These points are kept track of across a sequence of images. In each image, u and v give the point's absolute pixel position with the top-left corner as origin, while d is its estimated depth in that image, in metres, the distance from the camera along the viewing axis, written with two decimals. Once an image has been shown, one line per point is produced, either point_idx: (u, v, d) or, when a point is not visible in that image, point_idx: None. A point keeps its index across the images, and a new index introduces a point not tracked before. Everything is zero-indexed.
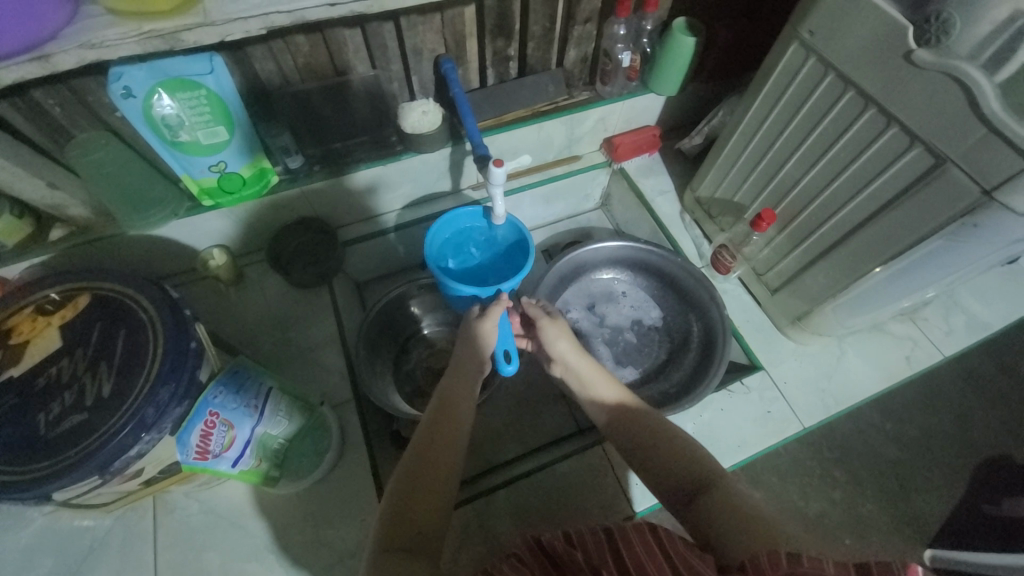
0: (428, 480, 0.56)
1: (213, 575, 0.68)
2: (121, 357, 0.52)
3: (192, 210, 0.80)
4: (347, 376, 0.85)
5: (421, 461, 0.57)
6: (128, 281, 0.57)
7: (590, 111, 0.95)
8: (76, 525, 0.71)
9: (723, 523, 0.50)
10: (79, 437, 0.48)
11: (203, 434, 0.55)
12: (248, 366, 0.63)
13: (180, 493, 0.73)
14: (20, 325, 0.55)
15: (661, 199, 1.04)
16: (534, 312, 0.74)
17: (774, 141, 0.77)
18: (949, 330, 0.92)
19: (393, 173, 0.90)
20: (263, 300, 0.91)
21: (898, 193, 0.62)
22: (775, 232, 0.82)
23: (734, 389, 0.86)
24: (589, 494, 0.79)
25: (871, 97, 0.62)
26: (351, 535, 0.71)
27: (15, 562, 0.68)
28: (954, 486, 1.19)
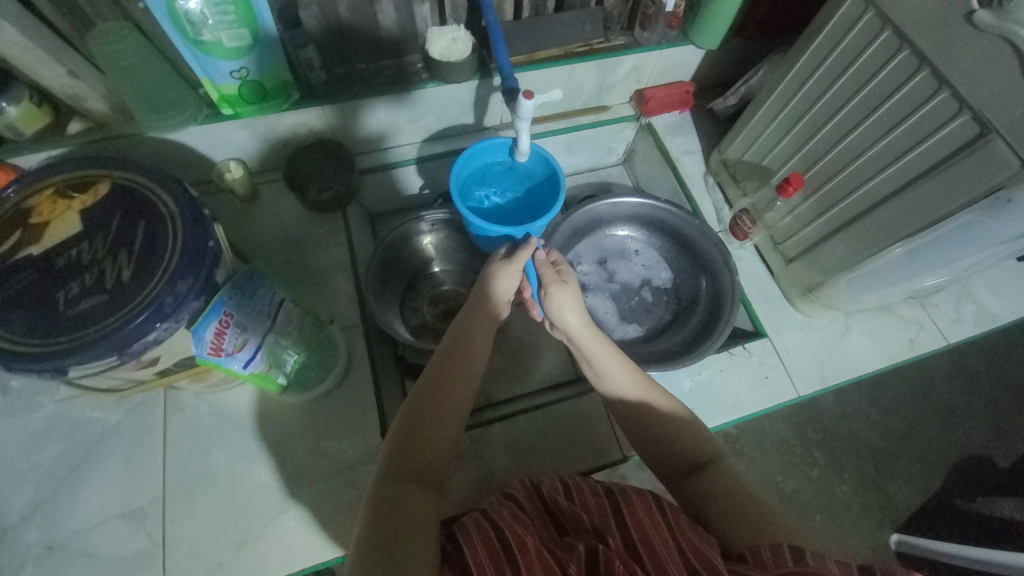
0: (439, 413, 0.57)
1: (218, 472, 0.71)
2: (141, 246, 0.53)
3: (210, 117, 0.79)
4: (356, 302, 0.86)
5: (436, 391, 0.58)
6: (149, 175, 0.57)
7: (625, 57, 0.91)
8: (88, 414, 0.74)
9: (722, 504, 0.54)
10: (97, 317, 0.50)
11: (218, 331, 0.55)
12: (262, 274, 0.63)
13: (190, 393, 0.75)
14: (41, 206, 0.55)
15: (686, 159, 1.02)
16: (546, 275, 0.69)
17: (816, 103, 0.74)
18: (956, 318, 0.92)
19: (416, 103, 0.87)
20: (276, 219, 0.91)
21: (935, 163, 0.61)
22: (800, 200, 0.81)
23: (734, 352, 0.87)
24: (583, 436, 0.82)
25: (926, 59, 0.59)
26: (351, 449, 0.74)
27: (27, 442, 0.72)
28: (930, 478, 1.23)
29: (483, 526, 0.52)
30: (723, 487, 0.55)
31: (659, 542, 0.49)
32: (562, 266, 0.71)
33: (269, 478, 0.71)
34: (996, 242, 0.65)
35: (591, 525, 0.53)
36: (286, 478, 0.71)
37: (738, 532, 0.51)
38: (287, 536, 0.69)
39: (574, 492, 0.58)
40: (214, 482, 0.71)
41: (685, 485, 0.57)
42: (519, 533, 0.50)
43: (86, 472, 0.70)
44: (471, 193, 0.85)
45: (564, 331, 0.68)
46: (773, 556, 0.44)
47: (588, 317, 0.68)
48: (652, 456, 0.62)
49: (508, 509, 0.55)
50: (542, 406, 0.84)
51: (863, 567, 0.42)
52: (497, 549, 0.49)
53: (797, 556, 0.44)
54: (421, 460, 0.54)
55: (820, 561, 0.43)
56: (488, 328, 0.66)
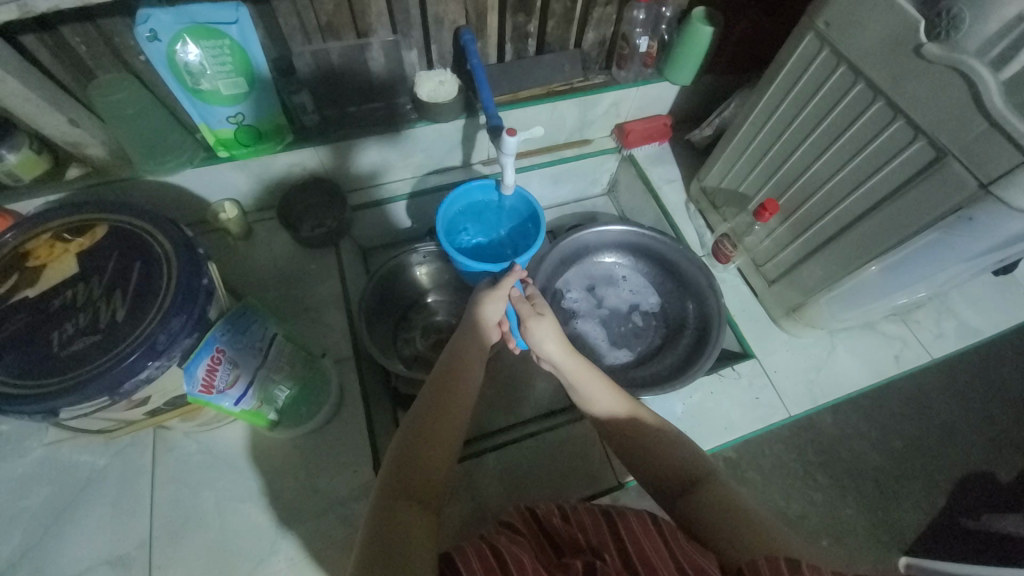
0: (432, 437, 0.57)
1: (207, 513, 0.70)
2: (135, 285, 0.54)
3: (206, 159, 0.81)
4: (349, 335, 0.86)
5: (429, 420, 0.58)
6: (145, 217, 0.59)
7: (604, 95, 0.96)
8: (75, 457, 0.73)
9: (718, 520, 0.54)
10: (90, 357, 0.50)
11: (209, 368, 0.56)
12: (255, 310, 0.65)
13: (180, 433, 0.74)
14: (38, 250, 0.57)
15: (667, 187, 1.06)
16: (523, 310, 0.70)
17: (783, 132, 0.79)
18: (939, 334, 0.94)
19: (406, 142, 0.91)
20: (270, 256, 0.92)
21: (899, 184, 0.64)
22: (777, 224, 0.84)
23: (725, 374, 0.88)
24: (578, 463, 0.81)
25: (879, 91, 0.63)
26: (344, 485, 0.73)
27: (12, 489, 0.70)
28: (933, 497, 1.22)
29: (480, 547, 0.51)
30: (718, 503, 0.55)
31: (657, 559, 0.49)
32: (536, 300, 0.72)
33: (260, 518, 0.70)
34: (964, 257, 0.68)
35: (589, 545, 0.53)
36: (277, 517, 0.70)
37: (732, 547, 0.51)
38: None
39: (569, 513, 0.57)
40: (203, 524, 0.69)
41: (682, 503, 0.57)
42: (517, 556, 0.49)
43: (71, 518, 0.69)
44: (458, 228, 0.88)
45: (549, 361, 0.69)
46: (769, 567, 0.44)
47: (569, 344, 0.69)
48: (646, 477, 0.62)
49: (505, 534, 0.54)
50: (535, 434, 0.84)
51: None
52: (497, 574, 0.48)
53: (793, 567, 0.44)
54: (420, 488, 0.54)
55: (816, 572, 0.43)
56: (478, 355, 0.67)
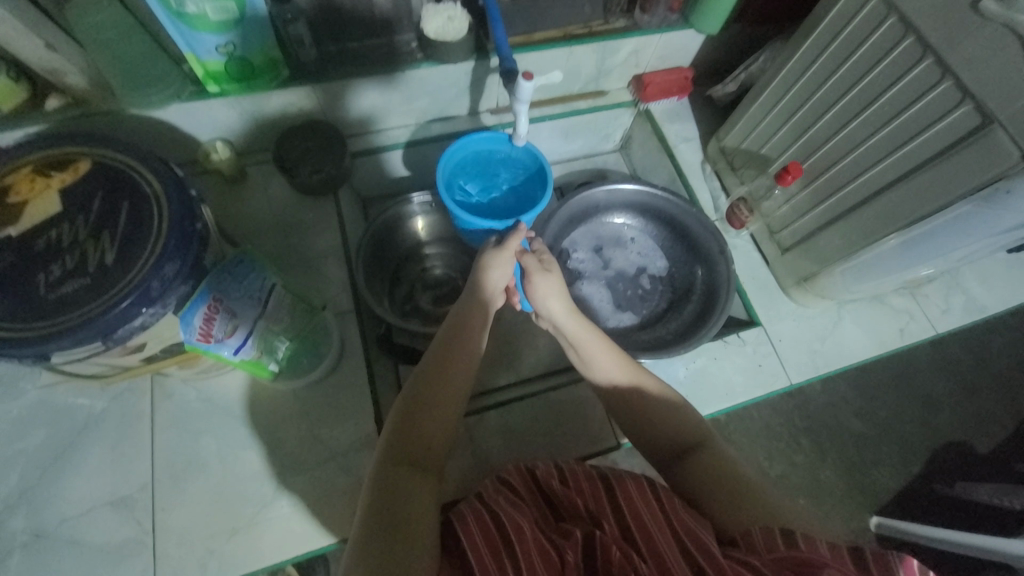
0: (434, 402, 0.56)
1: (209, 459, 0.70)
2: (124, 227, 0.51)
3: (195, 95, 0.75)
4: (349, 287, 0.84)
5: (430, 386, 0.57)
6: (132, 153, 0.54)
7: (625, 41, 0.89)
8: (71, 401, 0.72)
9: (716, 488, 0.55)
10: (79, 301, 0.48)
11: (206, 317, 0.54)
12: (253, 258, 0.62)
13: (179, 380, 0.73)
14: (18, 184, 0.53)
15: (684, 146, 1.01)
16: (529, 264, 0.67)
17: (816, 91, 0.74)
18: (946, 308, 0.93)
19: (411, 84, 0.85)
20: (266, 201, 0.88)
21: (939, 151, 0.60)
22: (798, 189, 0.81)
23: (729, 340, 0.87)
24: (579, 422, 0.82)
25: (930, 47, 0.59)
26: (345, 436, 0.73)
27: (8, 430, 0.70)
28: (910, 465, 1.25)
29: (481, 515, 0.52)
30: (718, 470, 0.56)
31: (654, 526, 0.50)
32: (545, 256, 0.69)
33: (262, 467, 0.70)
34: (985, 235, 0.66)
35: (587, 510, 0.54)
36: (278, 467, 0.70)
37: (729, 516, 0.52)
38: (279, 525, 0.68)
39: (568, 475, 0.58)
40: (204, 470, 0.69)
41: (676, 468, 0.58)
42: (515, 519, 0.50)
43: (72, 460, 0.69)
44: (457, 183, 0.83)
45: (549, 319, 0.68)
46: (766, 541, 0.46)
47: (571, 305, 0.67)
48: (643, 442, 0.63)
49: (504, 495, 0.55)
50: (538, 393, 0.84)
51: (857, 550, 0.43)
52: (496, 540, 0.49)
53: (790, 541, 0.45)
54: (423, 451, 0.54)
55: (811, 545, 0.44)
56: (483, 317, 0.65)
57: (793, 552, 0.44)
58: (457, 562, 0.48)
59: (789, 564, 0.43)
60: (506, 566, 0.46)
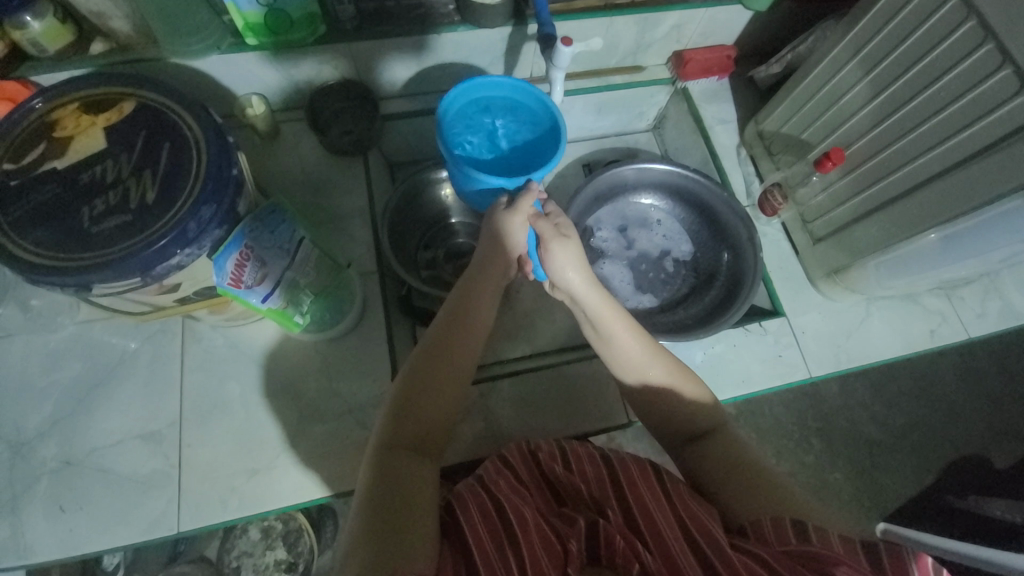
0: (430, 392, 0.57)
1: (232, 403, 0.73)
2: (165, 168, 0.52)
3: (233, 46, 0.76)
4: (373, 249, 0.85)
5: (428, 372, 0.58)
6: (173, 95, 0.55)
7: (668, 14, 0.86)
8: (106, 338, 0.75)
9: (727, 474, 0.57)
10: (121, 236, 0.49)
11: (237, 263, 0.55)
12: (284, 210, 0.63)
13: (207, 326, 0.76)
14: (65, 120, 0.54)
15: (720, 128, 0.98)
16: (544, 230, 0.64)
17: (867, 73, 0.71)
18: (981, 313, 0.90)
19: (446, 48, 0.84)
20: (296, 159, 0.89)
21: (989, 143, 0.58)
22: (838, 176, 0.78)
23: (751, 329, 0.86)
24: (592, 397, 0.82)
25: (992, 31, 0.56)
26: (362, 392, 0.75)
27: (47, 361, 0.73)
28: (922, 473, 1.23)
29: (482, 500, 0.53)
30: (731, 456, 0.58)
31: (660, 515, 0.52)
32: (561, 219, 0.66)
33: (281, 415, 0.73)
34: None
35: (591, 497, 0.56)
36: (296, 417, 0.73)
37: (739, 503, 0.55)
38: (295, 472, 0.71)
39: (571, 459, 0.59)
40: (227, 413, 0.72)
41: (689, 453, 0.60)
42: (518, 507, 0.52)
43: (105, 393, 0.72)
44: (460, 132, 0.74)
45: (567, 290, 0.66)
46: (777, 532, 0.49)
47: (590, 273, 0.65)
48: (657, 424, 0.64)
49: (505, 478, 0.56)
50: (552, 366, 0.85)
51: (866, 543, 0.46)
52: (497, 528, 0.51)
53: (802, 534, 0.47)
54: (430, 432, 0.56)
55: (823, 539, 0.46)
56: (490, 293, 0.65)
57: (807, 547, 0.46)
58: (456, 542, 0.50)
59: (799, 557, 0.46)
60: (510, 558, 0.48)
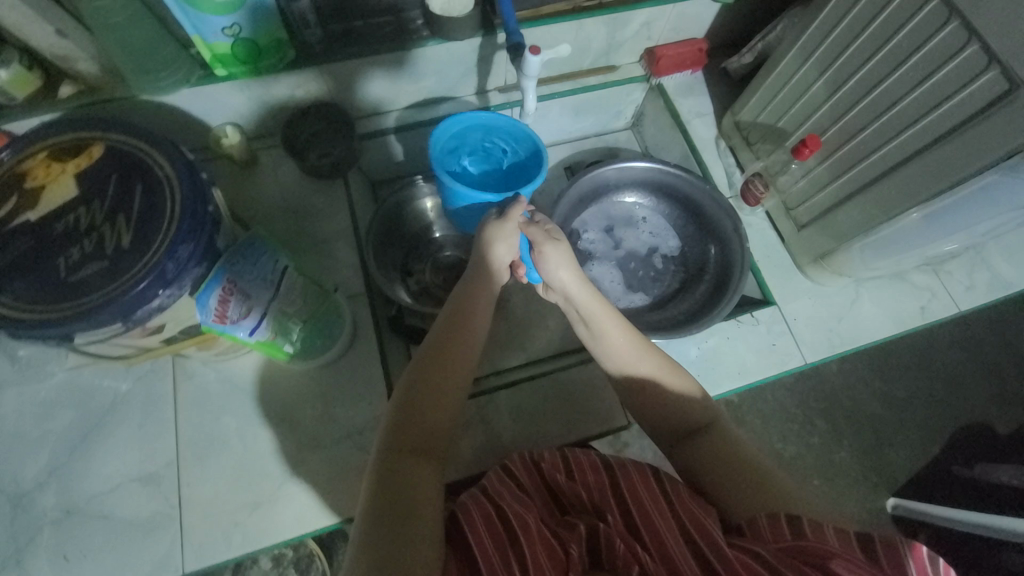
0: (435, 392, 0.57)
1: (230, 438, 0.72)
2: (139, 210, 0.52)
3: (204, 78, 0.76)
4: (360, 270, 0.85)
5: (431, 372, 0.57)
6: (143, 137, 0.55)
7: (636, 12, 0.86)
8: (97, 382, 0.74)
9: (722, 471, 0.56)
10: (98, 284, 0.49)
11: (221, 298, 0.55)
12: (264, 241, 0.62)
13: (198, 361, 0.75)
14: (35, 170, 0.54)
15: (697, 121, 0.98)
16: (536, 236, 0.65)
17: (837, 58, 0.71)
18: (969, 286, 0.90)
19: (415, 64, 0.84)
20: (276, 186, 0.88)
21: (961, 121, 0.58)
22: (816, 162, 0.78)
23: (743, 320, 0.86)
24: (590, 401, 0.82)
25: (956, 8, 0.56)
26: (359, 416, 0.74)
27: (39, 410, 0.73)
28: (928, 446, 1.23)
29: (485, 509, 0.53)
30: (726, 453, 0.57)
31: (659, 516, 0.51)
32: (551, 226, 0.67)
33: (279, 445, 0.72)
34: (1005, 212, 0.65)
35: (592, 502, 0.55)
36: (295, 446, 0.72)
37: (735, 501, 0.54)
38: (299, 501, 0.70)
39: (573, 468, 0.59)
40: (225, 448, 0.72)
41: (684, 449, 0.59)
42: (520, 515, 0.51)
43: (100, 438, 0.72)
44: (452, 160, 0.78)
45: (561, 291, 0.66)
46: (772, 529, 0.47)
47: (582, 274, 0.65)
48: (653, 422, 0.63)
49: (507, 488, 0.56)
50: (548, 373, 0.84)
51: (863, 538, 0.44)
52: (502, 538, 0.49)
53: (797, 529, 0.46)
54: (432, 444, 0.55)
55: (819, 533, 0.45)
56: (486, 294, 0.65)
57: (802, 541, 0.45)
58: (459, 552, 0.49)
59: (795, 552, 0.44)
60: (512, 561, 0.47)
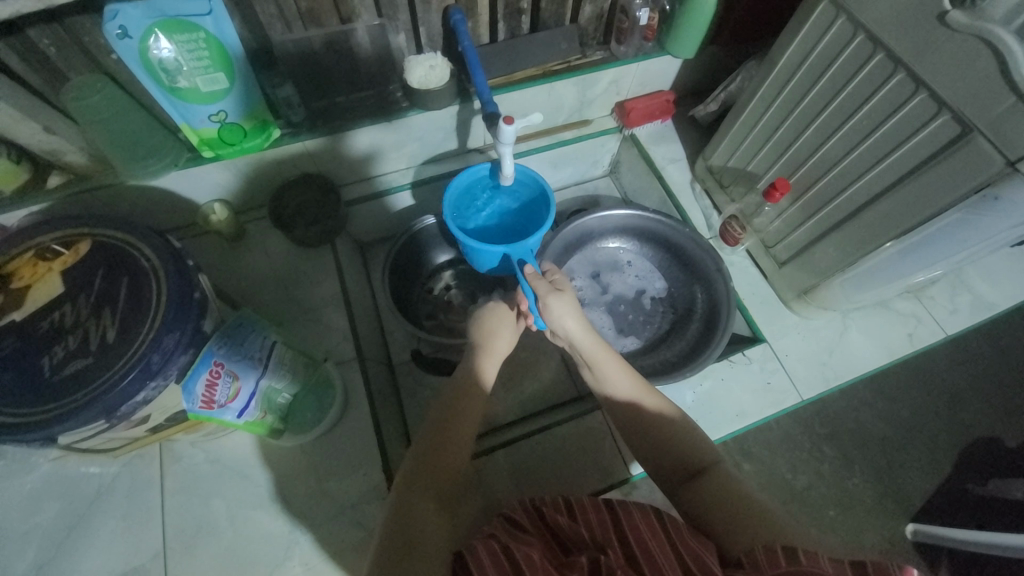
0: (449, 432, 0.60)
1: (220, 521, 0.70)
2: (125, 303, 0.52)
3: (191, 161, 0.78)
4: (351, 335, 0.85)
5: (445, 416, 0.61)
6: (129, 229, 0.56)
7: (603, 72, 0.91)
8: (82, 471, 0.72)
9: (721, 508, 0.53)
10: (82, 382, 0.49)
11: (208, 383, 0.54)
12: (253, 320, 0.62)
13: (186, 442, 0.74)
14: (21, 269, 0.54)
15: (671, 167, 1.02)
16: (540, 287, 0.69)
17: (795, 107, 0.75)
18: (953, 309, 0.91)
19: (396, 133, 0.87)
20: (265, 256, 0.90)
21: (920, 162, 0.61)
22: (788, 204, 0.81)
23: (735, 360, 0.86)
24: (590, 454, 0.81)
25: (900, 61, 0.60)
26: (355, 487, 0.72)
27: (21, 505, 0.70)
28: (940, 467, 1.21)
29: (491, 545, 0.48)
30: (726, 492, 0.54)
31: (660, 553, 0.49)
32: (557, 277, 0.72)
33: (271, 525, 0.70)
34: (976, 242, 0.67)
35: (593, 541, 0.52)
36: (289, 524, 0.70)
37: (734, 538, 0.50)
38: None
39: (575, 509, 0.57)
40: (216, 533, 0.69)
41: (685, 489, 0.57)
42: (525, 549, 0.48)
43: (84, 531, 0.69)
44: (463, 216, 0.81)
45: (565, 337, 0.69)
46: (769, 560, 0.44)
47: (586, 320, 0.69)
48: (655, 462, 0.61)
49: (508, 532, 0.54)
50: (545, 429, 0.83)
51: (859, 564, 0.41)
52: (504, 563, 0.45)
53: (791, 556, 0.43)
54: (436, 487, 0.56)
55: (814, 560, 0.42)
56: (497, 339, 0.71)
57: (797, 570, 0.42)
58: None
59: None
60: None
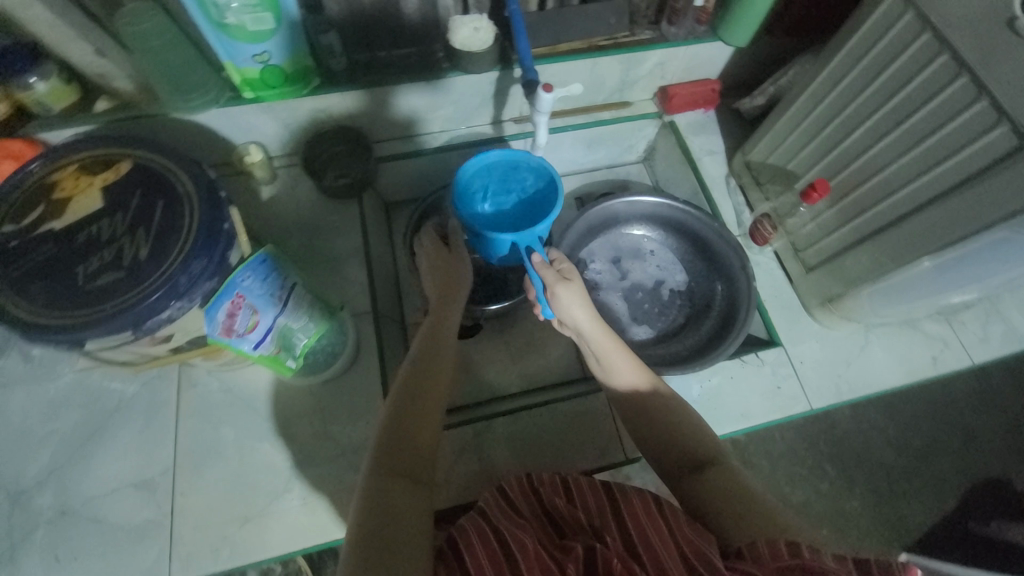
0: (423, 399, 0.59)
1: (227, 448, 0.73)
2: (158, 224, 0.54)
3: (232, 99, 0.79)
4: (368, 289, 0.86)
5: (425, 381, 0.60)
6: (168, 155, 0.58)
7: (651, 52, 0.88)
8: (103, 385, 0.76)
9: (723, 500, 0.54)
10: (112, 293, 0.51)
11: (229, 311, 0.56)
12: (277, 258, 0.64)
13: (202, 370, 0.77)
14: (64, 181, 0.57)
15: (708, 159, 1.00)
16: (549, 277, 0.66)
17: (846, 106, 0.72)
18: (983, 337, 0.88)
19: (435, 92, 0.87)
20: (293, 203, 0.92)
21: (969, 174, 0.58)
22: (825, 206, 0.78)
23: (747, 360, 0.85)
24: (589, 433, 0.81)
25: (966, 65, 0.57)
26: (356, 433, 0.75)
27: (45, 409, 0.74)
28: (943, 499, 1.18)
29: (481, 529, 0.52)
30: (728, 485, 0.55)
31: (658, 539, 0.49)
32: (565, 266, 0.69)
33: (273, 458, 0.73)
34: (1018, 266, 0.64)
35: (590, 523, 0.54)
36: (290, 459, 0.73)
37: (734, 530, 0.51)
38: (288, 516, 0.70)
39: (572, 490, 0.58)
40: (221, 458, 0.72)
41: (687, 482, 0.57)
42: (519, 537, 0.50)
43: (100, 440, 0.73)
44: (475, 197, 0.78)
45: (573, 327, 0.67)
46: (768, 549, 0.45)
47: (594, 310, 0.67)
48: (656, 453, 0.62)
49: (505, 511, 0.55)
50: (546, 403, 0.84)
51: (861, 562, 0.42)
52: (496, 551, 0.49)
53: (792, 548, 0.44)
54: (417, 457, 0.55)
55: (816, 554, 0.43)
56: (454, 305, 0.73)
57: (797, 564, 0.43)
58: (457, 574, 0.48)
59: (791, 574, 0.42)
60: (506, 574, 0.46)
